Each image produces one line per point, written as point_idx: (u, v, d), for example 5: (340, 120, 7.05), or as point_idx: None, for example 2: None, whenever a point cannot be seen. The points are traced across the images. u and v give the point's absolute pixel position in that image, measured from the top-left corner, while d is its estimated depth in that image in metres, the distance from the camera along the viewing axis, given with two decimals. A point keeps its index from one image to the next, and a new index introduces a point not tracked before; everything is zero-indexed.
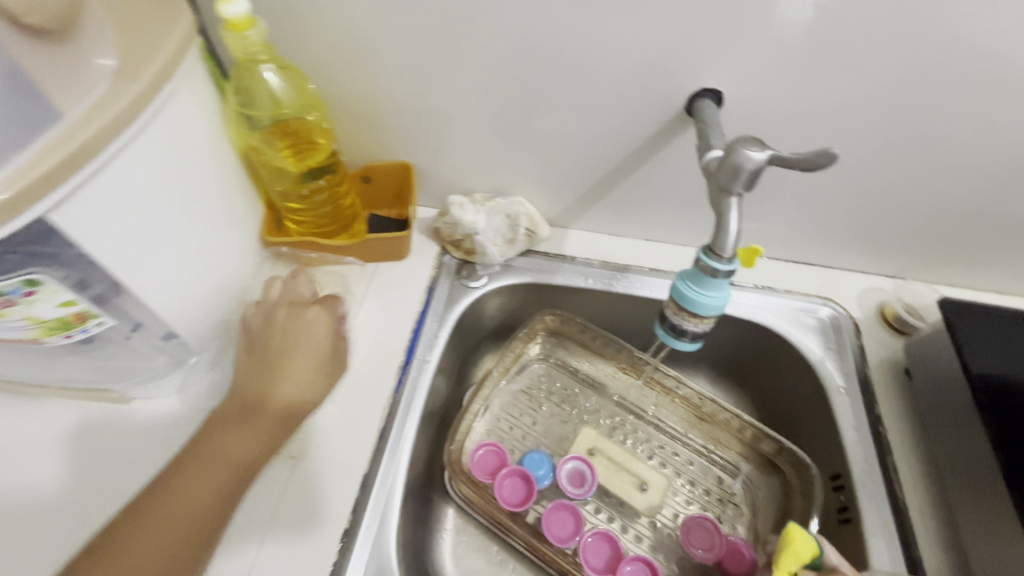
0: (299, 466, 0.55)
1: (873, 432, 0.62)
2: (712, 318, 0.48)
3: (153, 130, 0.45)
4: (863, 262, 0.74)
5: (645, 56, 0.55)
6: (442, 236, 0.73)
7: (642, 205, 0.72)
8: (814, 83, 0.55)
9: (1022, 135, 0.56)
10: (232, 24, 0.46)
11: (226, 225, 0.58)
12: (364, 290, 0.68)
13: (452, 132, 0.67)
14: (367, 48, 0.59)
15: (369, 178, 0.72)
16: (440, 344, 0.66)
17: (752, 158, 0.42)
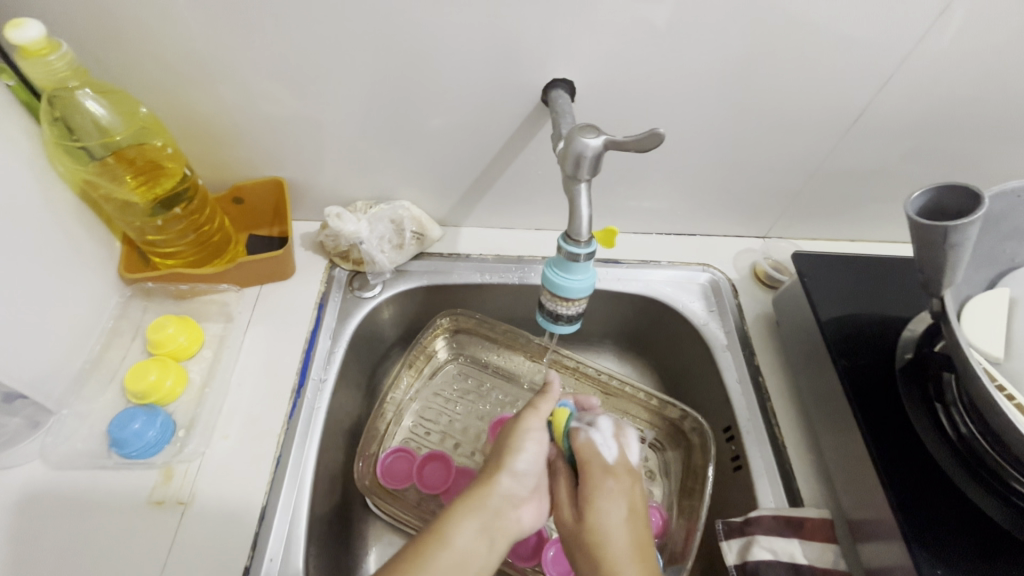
0: (189, 511, 0.53)
1: (753, 383, 0.67)
2: (582, 300, 0.50)
3: None
4: (733, 227, 0.80)
5: (494, 50, 0.56)
6: (328, 250, 0.71)
7: (525, 195, 0.74)
8: (655, 65, 0.58)
9: (837, 98, 0.62)
10: (28, 51, 0.42)
11: (68, 267, 0.53)
12: (248, 316, 0.65)
13: (319, 142, 0.65)
14: (206, 63, 0.55)
15: (240, 199, 0.69)
16: (336, 360, 0.65)
17: (590, 145, 0.44)
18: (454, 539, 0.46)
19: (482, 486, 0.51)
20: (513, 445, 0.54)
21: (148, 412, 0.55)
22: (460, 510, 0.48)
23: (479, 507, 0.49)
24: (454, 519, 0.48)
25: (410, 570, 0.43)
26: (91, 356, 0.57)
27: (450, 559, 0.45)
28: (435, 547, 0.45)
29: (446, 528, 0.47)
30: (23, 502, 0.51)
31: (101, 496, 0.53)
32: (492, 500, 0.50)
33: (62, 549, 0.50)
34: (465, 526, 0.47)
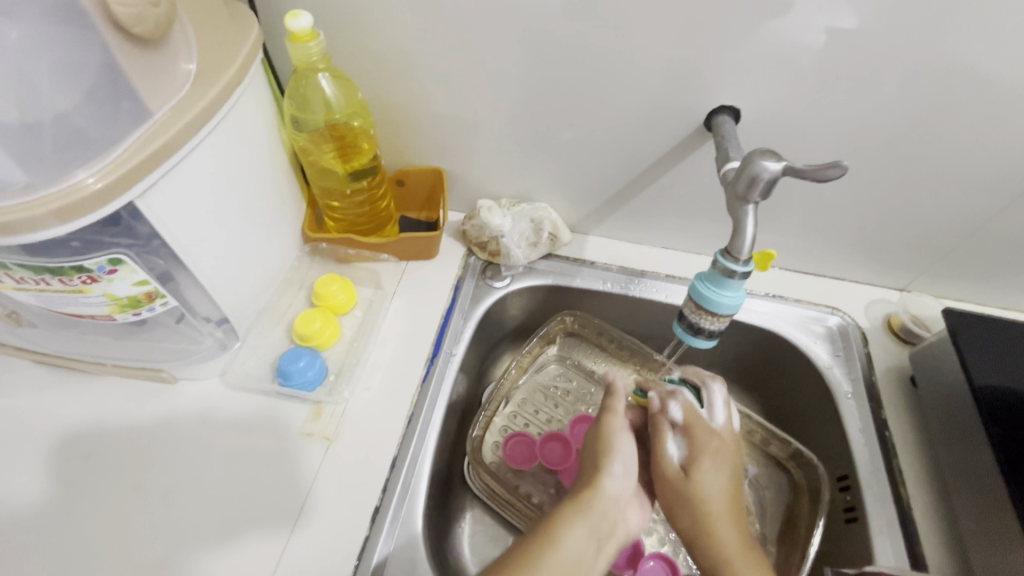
0: (332, 448, 0.59)
1: (878, 436, 0.65)
2: (726, 317, 0.52)
3: (217, 135, 0.49)
4: (869, 274, 0.78)
5: (668, 73, 0.59)
6: (469, 238, 0.77)
7: (659, 214, 0.76)
8: (824, 102, 0.59)
9: (1021, 156, 0.59)
10: (296, 36, 0.51)
11: (273, 220, 0.62)
12: (396, 286, 0.72)
13: (482, 140, 0.71)
14: (409, 61, 0.63)
15: (402, 182, 0.77)
16: (465, 339, 0.70)
17: (769, 168, 0.45)
18: (568, 543, 0.48)
19: (587, 495, 0.52)
20: (607, 451, 0.56)
21: (309, 353, 0.62)
22: (570, 513, 0.50)
23: (588, 513, 0.50)
24: (563, 520, 0.49)
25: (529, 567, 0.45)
26: (270, 299, 0.66)
27: (566, 564, 0.46)
28: (549, 546, 0.47)
29: (560, 528, 0.48)
30: (209, 412, 0.61)
31: (264, 419, 0.61)
32: (599, 504, 0.52)
33: (232, 459, 0.59)
34: (577, 529, 0.49)
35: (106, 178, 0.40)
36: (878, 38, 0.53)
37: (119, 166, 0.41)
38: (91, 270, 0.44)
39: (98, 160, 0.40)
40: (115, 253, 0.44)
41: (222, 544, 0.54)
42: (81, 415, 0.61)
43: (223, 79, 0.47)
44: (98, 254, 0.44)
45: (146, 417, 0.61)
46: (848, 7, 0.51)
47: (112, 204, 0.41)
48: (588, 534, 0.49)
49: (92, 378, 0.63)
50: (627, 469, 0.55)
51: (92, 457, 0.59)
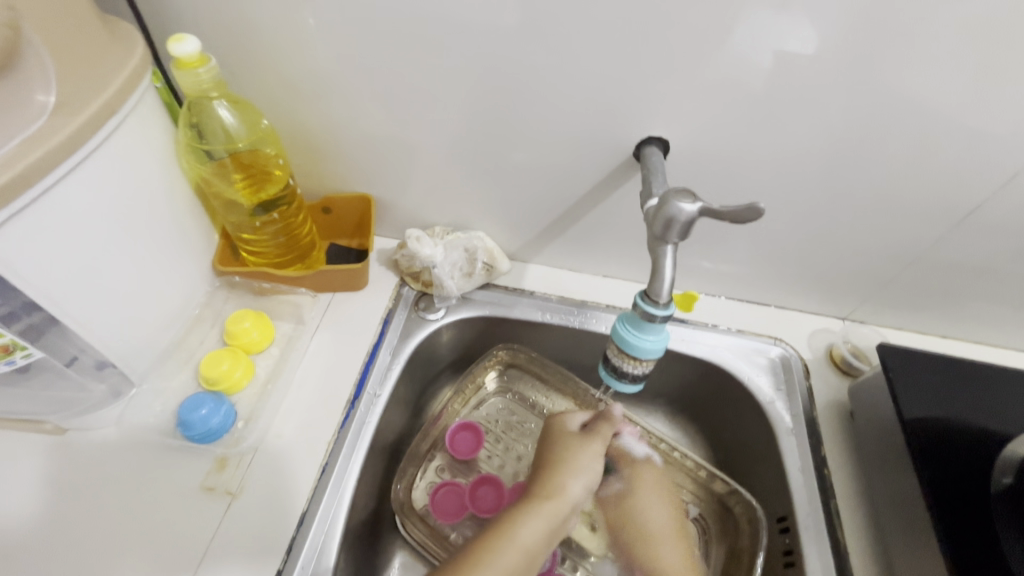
0: (235, 503, 0.54)
1: (817, 474, 0.63)
2: (650, 361, 0.49)
3: (91, 168, 0.45)
4: (811, 303, 0.77)
5: (595, 101, 0.57)
6: (401, 268, 0.73)
7: (598, 242, 0.74)
8: (753, 133, 0.58)
9: (948, 189, 0.59)
10: (183, 62, 0.47)
11: (175, 255, 0.58)
12: (318, 320, 0.68)
13: (412, 166, 0.68)
14: (326, 84, 0.60)
15: (329, 209, 0.73)
16: (392, 376, 0.66)
17: (685, 210, 0.43)
18: (528, 534, 0.49)
19: (552, 490, 0.53)
20: (580, 460, 0.56)
21: (215, 399, 0.58)
22: (535, 507, 0.51)
23: (552, 510, 0.51)
24: (528, 511, 0.50)
25: (490, 552, 0.47)
26: (175, 338, 0.61)
27: (524, 552, 0.48)
28: (509, 534, 0.48)
29: (522, 519, 0.50)
30: (99, 464, 0.56)
31: (160, 472, 0.56)
32: (562, 500, 0.52)
33: (121, 518, 0.53)
34: (538, 521, 0.50)
35: None
36: (799, 69, 0.52)
37: None
38: None
39: None
40: None
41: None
42: None
43: (92, 105, 0.43)
44: None
45: (26, 472, 0.55)
46: (768, 37, 0.50)
47: None
48: (540, 528, 0.50)
49: None
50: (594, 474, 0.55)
51: None
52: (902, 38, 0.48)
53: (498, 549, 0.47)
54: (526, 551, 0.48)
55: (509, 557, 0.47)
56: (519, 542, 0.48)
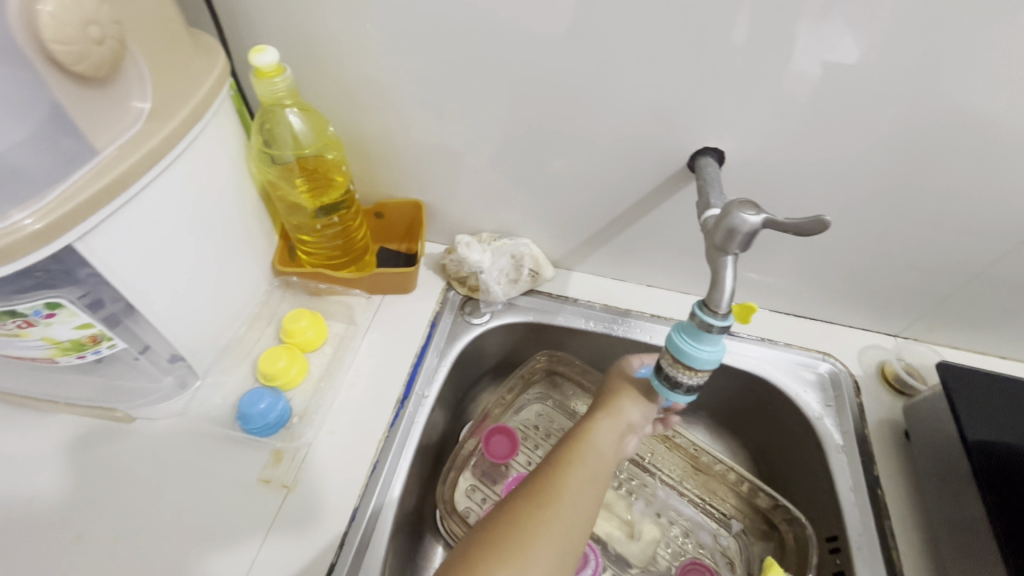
0: (290, 497, 0.56)
1: (870, 494, 0.62)
2: (706, 371, 0.48)
3: (175, 171, 0.47)
4: (862, 319, 0.75)
5: (650, 114, 0.58)
6: (448, 273, 0.75)
7: (644, 252, 0.74)
8: (810, 146, 0.57)
9: (1015, 205, 0.57)
10: (262, 72, 0.49)
11: (241, 254, 0.60)
12: (369, 321, 0.70)
13: (463, 174, 0.70)
14: (386, 93, 0.62)
15: (380, 214, 0.75)
16: (439, 378, 0.67)
17: (748, 222, 0.43)
18: (597, 443, 0.49)
19: (611, 408, 0.53)
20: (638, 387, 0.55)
21: (273, 395, 0.60)
22: (599, 420, 0.51)
23: (614, 422, 0.51)
24: (592, 426, 0.51)
25: (570, 466, 0.47)
26: (235, 335, 0.64)
27: (598, 459, 0.48)
28: (582, 449, 0.48)
29: (588, 437, 0.50)
30: (162, 453, 0.58)
31: (219, 464, 0.58)
32: (622, 416, 0.52)
33: (184, 506, 0.55)
34: (606, 435, 0.50)
35: (46, 217, 0.38)
36: (863, 82, 0.51)
37: (61, 205, 0.39)
38: (28, 314, 0.43)
39: (39, 199, 0.39)
40: (53, 296, 0.43)
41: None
42: (26, 454, 0.58)
43: (181, 113, 0.46)
44: (35, 298, 0.42)
45: (95, 459, 0.58)
46: (832, 48, 0.49)
47: (51, 244, 0.39)
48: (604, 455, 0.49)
49: (46, 414, 0.61)
50: (652, 404, 0.54)
51: (35, 500, 0.56)
52: (974, 49, 0.47)
53: (576, 463, 0.47)
54: (594, 484, 0.47)
55: (587, 469, 0.47)
56: (587, 470, 0.47)
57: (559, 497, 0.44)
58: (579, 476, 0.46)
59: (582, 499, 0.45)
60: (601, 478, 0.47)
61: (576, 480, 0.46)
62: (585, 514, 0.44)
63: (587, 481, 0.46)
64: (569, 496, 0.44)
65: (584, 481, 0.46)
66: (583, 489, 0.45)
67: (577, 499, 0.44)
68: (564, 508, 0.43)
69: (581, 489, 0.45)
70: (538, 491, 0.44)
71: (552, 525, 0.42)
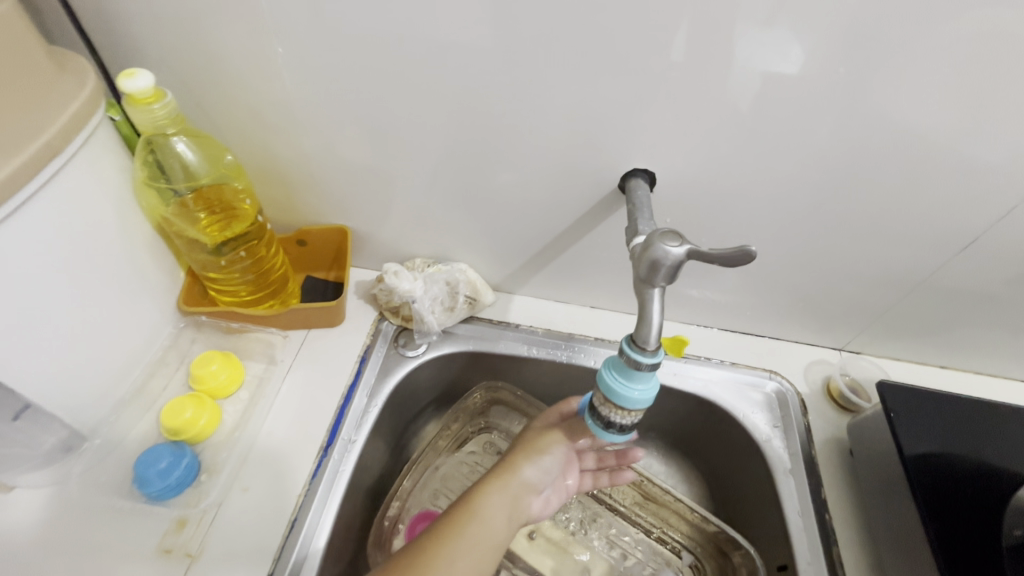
0: (194, 567, 0.50)
1: (818, 519, 0.60)
2: (639, 411, 0.45)
3: (30, 215, 0.42)
4: (807, 334, 0.74)
5: (577, 133, 0.55)
6: (379, 302, 0.70)
7: (585, 273, 0.71)
8: (742, 164, 0.56)
9: (944, 219, 0.56)
10: (136, 99, 0.44)
11: (133, 295, 0.54)
12: (291, 360, 0.64)
13: (390, 197, 0.65)
14: (296, 115, 0.57)
15: (305, 241, 0.70)
16: (369, 421, 0.62)
17: (671, 253, 0.40)
18: (485, 514, 0.49)
19: (507, 472, 0.54)
20: (535, 445, 0.57)
21: (176, 451, 0.54)
22: (491, 488, 0.52)
23: (506, 488, 0.52)
24: (482, 494, 0.51)
25: (450, 535, 0.47)
26: (135, 384, 0.58)
27: (483, 527, 0.48)
28: (468, 517, 0.49)
29: (479, 501, 0.50)
30: (45, 523, 0.52)
31: (111, 533, 0.51)
32: (513, 487, 0.53)
33: None
34: (495, 503, 0.51)
35: None
36: (789, 97, 0.50)
37: None
38: None
39: None
40: None
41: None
42: None
43: (31, 148, 0.40)
44: None
45: None
46: (755, 62, 0.47)
47: None
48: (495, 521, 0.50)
49: None
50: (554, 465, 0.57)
51: None
52: (895, 65, 0.46)
53: (459, 534, 0.47)
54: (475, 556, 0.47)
55: (470, 539, 0.47)
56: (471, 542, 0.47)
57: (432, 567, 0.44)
58: (459, 549, 0.46)
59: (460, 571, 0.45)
60: (485, 549, 0.48)
61: (457, 552, 0.46)
62: None
63: (469, 552, 0.46)
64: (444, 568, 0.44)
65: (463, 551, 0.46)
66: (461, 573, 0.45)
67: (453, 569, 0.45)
68: None
69: (458, 561, 0.45)
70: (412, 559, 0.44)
71: None
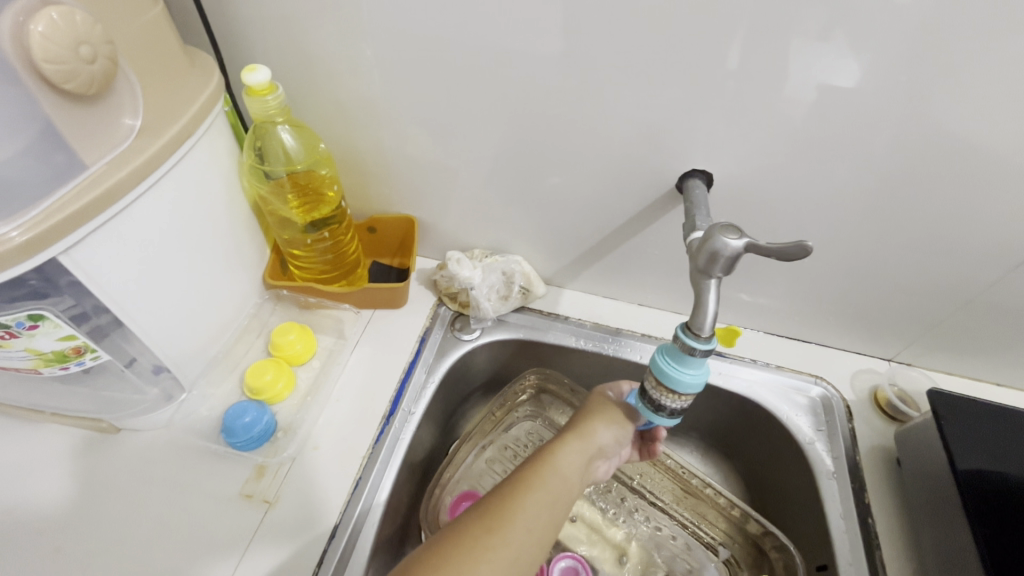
0: (271, 512, 0.56)
1: (861, 523, 0.61)
2: (689, 395, 0.48)
3: (164, 187, 0.48)
4: (855, 342, 0.75)
5: (638, 135, 0.58)
6: (439, 288, 0.75)
7: (635, 271, 0.74)
8: (798, 169, 0.58)
9: (1006, 232, 0.56)
10: (254, 90, 0.51)
11: (232, 266, 0.61)
12: (358, 335, 0.70)
13: (454, 191, 0.70)
14: (378, 111, 0.63)
15: (374, 229, 0.76)
16: (427, 396, 0.67)
17: (730, 245, 0.43)
18: (564, 467, 0.48)
19: (583, 431, 0.52)
20: (618, 411, 0.55)
21: (258, 408, 0.60)
22: (570, 442, 0.50)
23: (583, 446, 0.51)
24: (560, 448, 0.50)
25: (531, 489, 0.45)
26: (224, 347, 0.64)
27: (561, 482, 0.47)
28: (546, 472, 0.47)
29: (557, 454, 0.49)
30: (146, 464, 0.58)
31: (202, 476, 0.58)
32: (588, 444, 0.51)
33: (164, 519, 0.55)
34: (573, 459, 0.49)
35: (32, 230, 0.39)
36: (849, 106, 0.51)
37: (49, 218, 0.40)
38: (9, 326, 0.43)
39: (30, 210, 0.40)
40: (37, 308, 0.43)
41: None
42: (15, 462, 0.58)
43: (172, 129, 0.47)
44: (19, 309, 0.43)
45: (83, 468, 0.58)
46: (813, 74, 0.50)
47: (38, 256, 0.40)
48: (573, 475, 0.49)
49: (34, 423, 0.61)
50: (625, 428, 0.54)
51: (21, 505, 0.56)
52: (959, 78, 0.47)
53: (539, 485, 0.46)
54: (552, 513, 0.45)
55: (549, 493, 0.46)
56: (549, 495, 0.46)
57: (513, 519, 0.43)
58: (539, 499, 0.45)
59: (539, 526, 0.44)
60: (561, 504, 0.46)
61: (537, 502, 0.45)
62: (534, 543, 0.43)
63: (548, 504, 0.45)
64: (524, 523, 0.43)
65: (542, 506, 0.44)
66: (541, 527, 0.44)
67: (533, 522, 0.43)
68: (514, 534, 0.42)
69: (538, 515, 0.44)
70: (490, 512, 0.43)
71: (503, 548, 0.41)
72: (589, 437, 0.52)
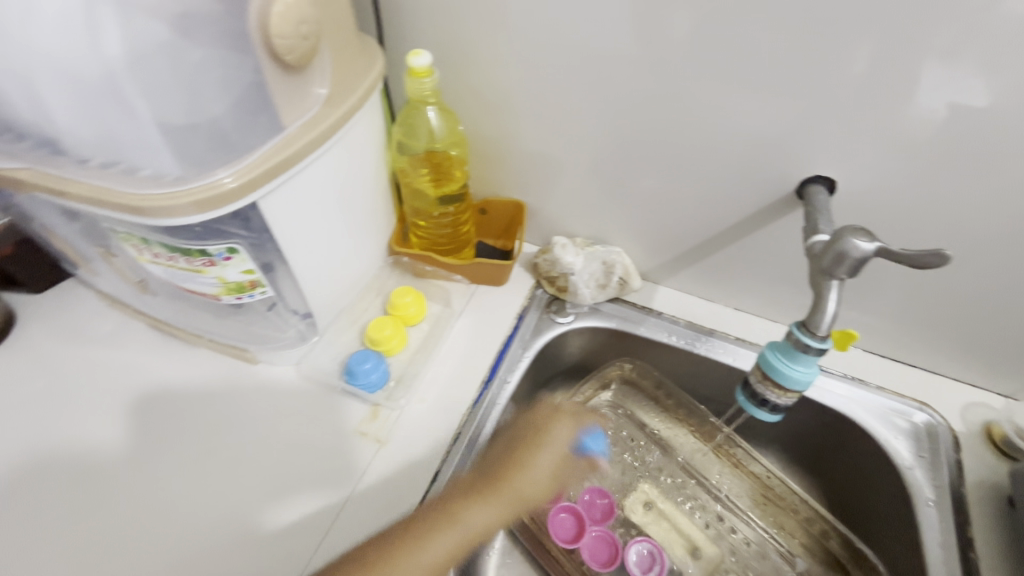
0: (382, 450, 0.62)
1: (961, 555, 0.58)
2: (793, 393, 0.50)
3: (332, 152, 0.56)
4: (970, 374, 0.70)
5: (762, 138, 0.58)
6: (539, 271, 0.79)
7: (735, 275, 0.74)
8: (934, 185, 0.55)
9: None
10: (415, 72, 0.57)
11: (369, 229, 0.69)
12: (464, 306, 0.75)
13: (567, 180, 0.74)
14: (507, 99, 0.68)
15: (485, 211, 0.81)
16: (520, 368, 0.72)
17: (860, 247, 0.44)
18: (523, 479, 0.51)
19: (545, 438, 0.54)
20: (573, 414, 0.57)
21: (376, 357, 0.66)
22: (534, 453, 0.53)
23: (545, 450, 0.54)
24: (528, 458, 0.53)
25: (483, 497, 0.49)
26: (351, 302, 0.72)
27: (516, 492, 0.51)
28: (502, 483, 0.51)
29: (518, 467, 0.52)
30: (279, 393, 0.67)
31: (325, 411, 0.65)
32: (549, 451, 0.54)
33: (292, 442, 0.63)
34: (533, 472, 0.52)
35: (242, 177, 0.47)
36: (1004, 122, 0.49)
37: (254, 168, 0.48)
38: (212, 255, 0.52)
39: (241, 160, 0.48)
40: (233, 243, 0.51)
41: (261, 532, 0.57)
42: (174, 377, 0.69)
43: (349, 102, 0.54)
44: (220, 242, 0.51)
45: (227, 389, 0.67)
46: (964, 88, 0.48)
47: (242, 199, 0.48)
48: (529, 484, 0.52)
49: (190, 346, 0.72)
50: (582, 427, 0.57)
51: (179, 414, 0.66)
52: None
53: (493, 495, 0.50)
54: (497, 518, 0.49)
55: (500, 501, 0.50)
56: (495, 502, 0.50)
57: (458, 521, 0.48)
58: (486, 507, 0.49)
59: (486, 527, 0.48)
60: (514, 508, 0.50)
61: (484, 508, 0.49)
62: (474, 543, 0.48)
63: (497, 510, 0.49)
64: (466, 526, 0.48)
65: (493, 514, 0.49)
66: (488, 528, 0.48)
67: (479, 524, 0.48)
68: (455, 535, 0.47)
69: (483, 519, 0.49)
70: (439, 512, 0.48)
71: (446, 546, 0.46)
72: (549, 443, 0.54)
